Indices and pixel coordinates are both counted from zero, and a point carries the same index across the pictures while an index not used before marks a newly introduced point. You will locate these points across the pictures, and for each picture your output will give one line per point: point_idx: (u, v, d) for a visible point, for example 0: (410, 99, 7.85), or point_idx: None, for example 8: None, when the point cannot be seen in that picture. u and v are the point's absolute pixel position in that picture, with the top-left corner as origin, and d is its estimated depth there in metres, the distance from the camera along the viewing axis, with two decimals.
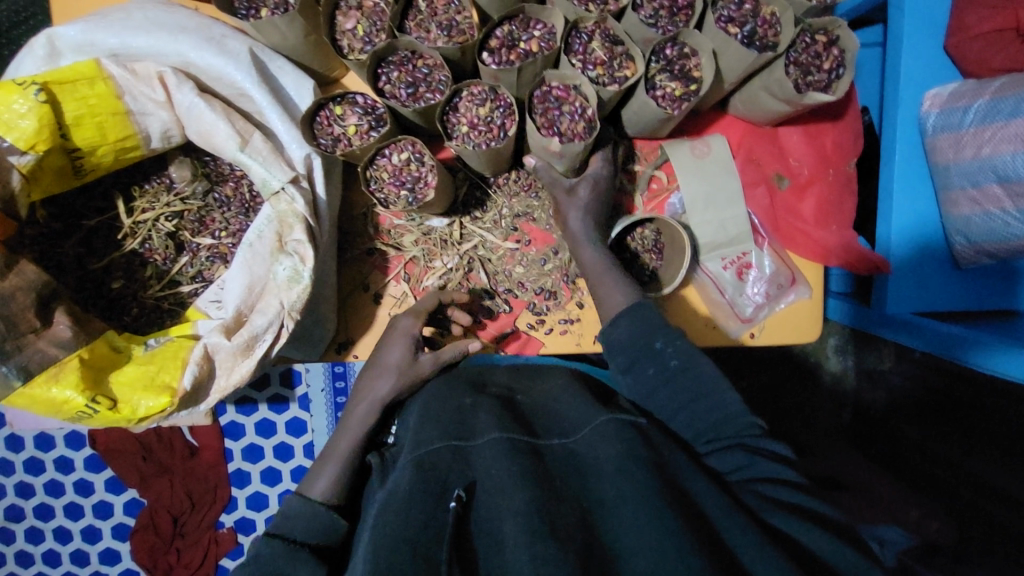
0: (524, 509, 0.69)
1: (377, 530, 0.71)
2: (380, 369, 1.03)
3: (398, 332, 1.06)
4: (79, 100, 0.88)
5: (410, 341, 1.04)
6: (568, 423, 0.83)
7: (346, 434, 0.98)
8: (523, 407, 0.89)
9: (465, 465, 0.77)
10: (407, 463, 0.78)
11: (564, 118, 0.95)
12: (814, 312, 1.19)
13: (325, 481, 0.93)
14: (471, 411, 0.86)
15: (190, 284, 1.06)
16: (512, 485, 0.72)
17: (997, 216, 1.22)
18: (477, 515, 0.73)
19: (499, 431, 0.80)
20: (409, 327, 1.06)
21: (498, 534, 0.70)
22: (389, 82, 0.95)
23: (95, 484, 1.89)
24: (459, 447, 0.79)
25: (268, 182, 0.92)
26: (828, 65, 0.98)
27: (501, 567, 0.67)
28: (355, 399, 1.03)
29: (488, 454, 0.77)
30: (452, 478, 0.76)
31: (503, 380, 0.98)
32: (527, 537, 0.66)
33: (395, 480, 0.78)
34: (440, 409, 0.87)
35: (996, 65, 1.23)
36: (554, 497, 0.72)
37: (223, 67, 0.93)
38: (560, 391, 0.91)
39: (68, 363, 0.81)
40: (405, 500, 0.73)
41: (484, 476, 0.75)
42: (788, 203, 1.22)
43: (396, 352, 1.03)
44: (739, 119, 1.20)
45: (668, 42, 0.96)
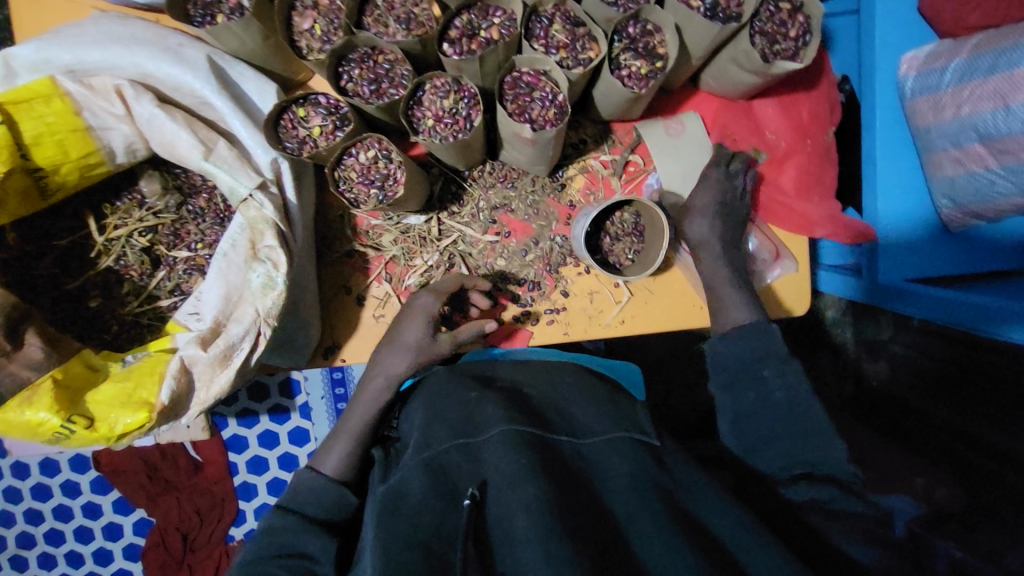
0: (535, 503, 0.67)
1: (383, 530, 0.69)
2: (394, 346, 1.00)
3: (417, 311, 1.01)
4: (35, 118, 0.86)
5: (430, 318, 1.00)
6: (590, 422, 0.83)
7: (356, 412, 0.98)
8: (534, 399, 0.86)
9: (474, 463, 0.76)
10: (416, 464, 0.76)
11: (536, 105, 0.93)
12: (803, 286, 1.17)
13: (337, 459, 0.94)
14: (477, 406, 0.84)
15: (169, 298, 1.06)
16: (522, 477, 0.70)
17: (982, 175, 1.19)
18: (489, 512, 0.71)
19: (505, 423, 0.77)
20: (427, 307, 1.01)
21: (509, 528, 0.68)
22: (351, 80, 0.94)
23: (102, 506, 1.89)
24: (468, 445, 0.78)
25: (236, 190, 0.91)
26: (794, 33, 0.97)
27: (513, 563, 0.65)
28: (369, 374, 1.01)
29: (495, 447, 0.75)
30: (463, 479, 0.75)
31: (509, 372, 0.95)
32: (538, 533, 0.64)
33: (401, 484, 0.76)
34: (446, 405, 0.85)
35: (972, 23, 1.20)
36: (563, 492, 0.70)
37: (181, 76, 0.91)
38: (571, 390, 0.90)
39: (40, 385, 0.81)
40: (417, 504, 0.71)
41: (492, 471, 0.73)
42: (768, 177, 1.20)
43: (415, 330, 1.00)
44: (712, 94, 1.18)
45: (630, 19, 0.95)
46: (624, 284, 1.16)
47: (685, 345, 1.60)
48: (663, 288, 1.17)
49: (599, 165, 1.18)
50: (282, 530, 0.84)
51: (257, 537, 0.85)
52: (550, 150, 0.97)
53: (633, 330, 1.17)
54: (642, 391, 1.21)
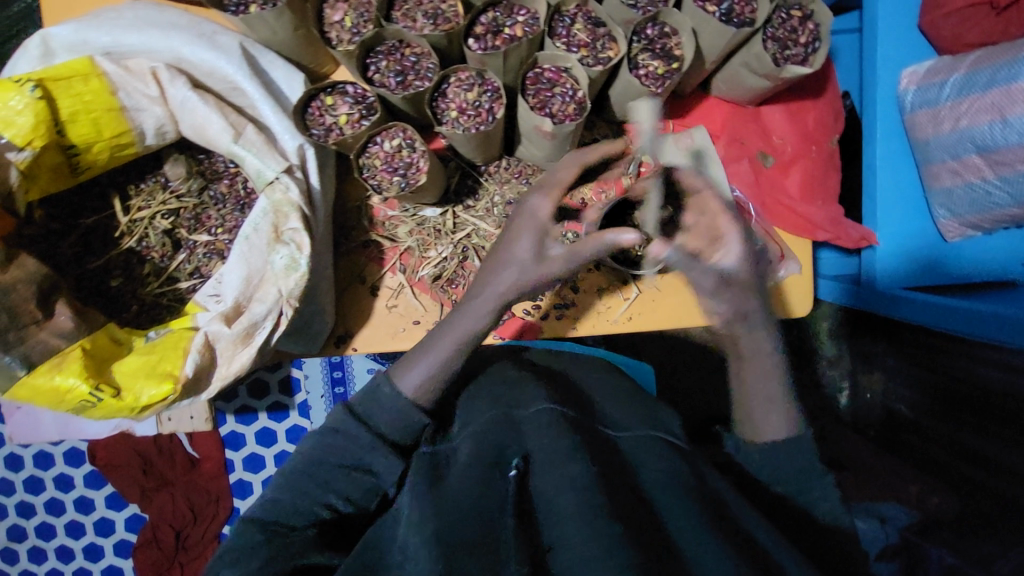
0: (581, 479, 0.68)
1: (430, 490, 0.72)
2: (505, 260, 0.91)
3: (526, 229, 0.92)
4: (73, 96, 0.89)
5: (543, 240, 0.91)
6: (620, 418, 0.85)
7: (446, 334, 0.91)
8: (568, 384, 0.92)
9: (517, 434, 0.79)
10: (464, 435, 0.82)
11: (556, 100, 0.97)
12: (805, 286, 1.18)
13: (420, 375, 0.89)
14: (521, 388, 0.88)
15: (188, 281, 1.08)
16: (568, 453, 0.72)
17: (979, 186, 1.24)
18: (536, 484, 0.73)
19: (547, 402, 0.81)
20: (538, 222, 0.92)
21: (554, 500, 0.69)
22: (378, 71, 0.98)
23: (96, 501, 1.88)
24: (512, 417, 0.82)
25: (262, 173, 0.94)
26: (804, 39, 1.02)
27: (559, 537, 0.65)
28: (477, 284, 0.93)
29: (537, 422, 0.79)
30: (510, 449, 0.78)
31: (544, 361, 1.02)
32: (584, 509, 0.65)
33: (449, 449, 0.81)
34: (494, 389, 0.90)
35: (970, 40, 1.26)
36: (606, 472, 0.71)
37: (215, 61, 0.95)
38: (604, 385, 0.94)
39: (70, 353, 0.82)
40: (466, 469, 0.74)
41: (538, 446, 0.76)
42: (773, 179, 1.24)
43: (527, 248, 0.91)
44: (722, 100, 1.22)
45: (649, 21, 1.00)
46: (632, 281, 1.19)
47: (684, 351, 1.63)
48: (668, 290, 1.19)
49: None
50: (354, 441, 0.82)
51: (321, 435, 0.83)
52: (567, 144, 1.00)
53: (640, 326, 1.19)
54: (654, 384, 1.24)
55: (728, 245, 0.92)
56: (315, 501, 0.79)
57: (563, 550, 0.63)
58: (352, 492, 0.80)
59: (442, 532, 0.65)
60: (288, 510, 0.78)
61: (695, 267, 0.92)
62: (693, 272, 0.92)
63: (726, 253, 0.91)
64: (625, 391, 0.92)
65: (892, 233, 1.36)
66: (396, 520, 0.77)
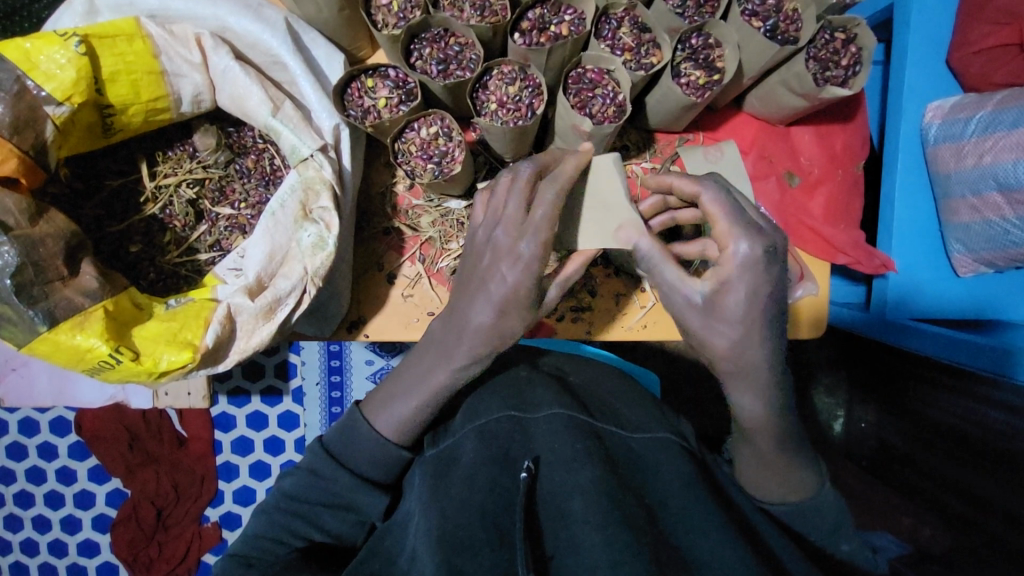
0: (592, 488, 0.68)
1: (437, 492, 0.72)
2: (476, 298, 0.77)
3: (490, 291, 0.76)
4: (116, 55, 0.89)
5: (519, 305, 0.75)
6: (636, 420, 0.84)
7: (417, 376, 0.84)
8: (576, 387, 0.91)
9: (525, 437, 0.78)
10: (468, 432, 0.80)
11: (597, 100, 0.97)
12: (821, 308, 1.18)
13: (403, 414, 0.84)
14: (528, 387, 0.88)
15: (207, 253, 1.07)
16: (579, 461, 0.71)
17: (997, 223, 1.25)
18: (544, 486, 0.71)
19: (558, 407, 0.80)
20: (507, 284, 0.75)
21: (564, 507, 0.68)
22: (421, 58, 0.98)
23: (79, 472, 1.85)
24: (519, 419, 0.80)
25: (297, 149, 0.93)
26: (846, 62, 1.04)
27: (570, 543, 0.64)
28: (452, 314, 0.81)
29: (547, 426, 0.78)
30: (516, 451, 0.76)
31: (555, 361, 1.02)
32: (598, 516, 0.64)
33: (453, 448, 0.79)
34: (500, 386, 0.89)
35: (997, 80, 1.25)
36: (620, 480, 0.70)
37: (260, 34, 0.94)
38: (612, 387, 0.93)
39: (93, 313, 0.82)
40: (472, 469, 0.73)
41: (546, 449, 0.75)
42: (798, 201, 1.23)
43: (487, 312, 0.76)
44: (754, 117, 1.21)
45: (694, 31, 1.01)
46: (650, 289, 1.19)
47: (687, 365, 1.63)
48: None
49: (639, 171, 1.17)
50: (332, 483, 0.82)
51: (299, 471, 0.84)
52: (601, 146, 1.00)
53: (651, 334, 1.19)
54: (658, 391, 1.24)
55: (723, 265, 0.68)
56: (293, 531, 0.81)
57: (574, 559, 0.63)
58: (334, 526, 0.83)
59: (449, 537, 0.64)
60: (270, 536, 0.79)
61: (664, 267, 0.74)
62: (660, 275, 0.75)
63: (714, 277, 0.69)
64: (635, 394, 0.92)
65: (908, 264, 1.34)
66: (404, 518, 0.77)
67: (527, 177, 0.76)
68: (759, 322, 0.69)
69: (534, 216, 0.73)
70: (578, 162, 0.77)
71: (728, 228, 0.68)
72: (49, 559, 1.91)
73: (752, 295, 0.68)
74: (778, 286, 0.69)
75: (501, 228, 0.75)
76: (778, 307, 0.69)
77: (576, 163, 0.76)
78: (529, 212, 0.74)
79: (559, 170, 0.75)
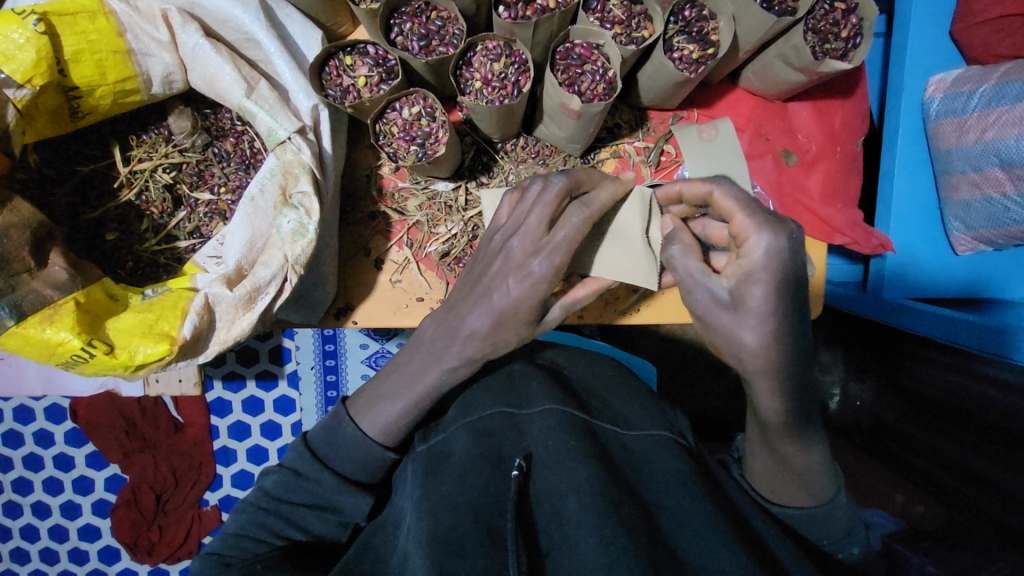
0: (587, 486, 0.66)
1: (428, 488, 0.70)
2: (473, 290, 0.79)
3: (493, 301, 0.78)
4: (77, 33, 0.84)
5: (518, 320, 0.78)
6: (629, 416, 0.82)
7: (404, 372, 0.83)
8: (573, 383, 0.89)
9: (518, 434, 0.76)
10: (460, 427, 0.78)
11: (585, 77, 0.94)
12: (816, 291, 1.14)
13: (388, 420, 0.82)
14: (523, 381, 0.86)
15: (187, 240, 1.03)
16: (573, 459, 0.69)
17: (997, 201, 1.22)
18: (536, 485, 0.70)
19: (552, 403, 0.79)
20: (512, 299, 0.77)
21: (558, 507, 0.66)
22: (401, 34, 0.94)
23: (75, 459, 1.85)
24: (513, 415, 0.79)
25: (274, 132, 0.89)
26: (845, 33, 1.00)
27: (564, 543, 0.63)
28: (449, 307, 0.82)
29: (541, 423, 0.76)
30: (509, 448, 0.74)
31: (548, 353, 1.00)
32: (593, 517, 0.63)
33: (444, 443, 0.77)
34: (493, 381, 0.88)
35: (1002, 52, 1.20)
36: (615, 479, 0.69)
37: (231, 10, 0.90)
38: (608, 381, 0.91)
39: (63, 306, 0.80)
40: (463, 465, 0.71)
41: (540, 447, 0.73)
42: (795, 179, 1.19)
43: (480, 315, 0.79)
44: (750, 93, 1.16)
45: (688, 3, 0.97)
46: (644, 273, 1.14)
47: (683, 346, 1.61)
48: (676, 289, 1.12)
49: (632, 151, 1.13)
50: (316, 485, 0.81)
51: (281, 466, 0.82)
52: (592, 126, 0.97)
53: (648, 318, 1.13)
54: (654, 382, 1.22)
55: (744, 258, 0.68)
56: (274, 530, 0.80)
57: (567, 558, 0.61)
58: (313, 525, 0.81)
59: (439, 534, 0.62)
60: (248, 536, 0.79)
61: (687, 262, 0.77)
62: (682, 267, 0.77)
63: (735, 270, 0.70)
64: (630, 388, 0.90)
65: (906, 246, 1.31)
66: (396, 514, 0.75)
67: (559, 190, 0.77)
68: (779, 319, 0.68)
69: (557, 236, 0.76)
70: (610, 194, 0.82)
71: (749, 225, 0.69)
72: (50, 544, 1.91)
73: (772, 286, 0.68)
74: (795, 286, 0.68)
75: (519, 239, 0.77)
76: (791, 301, 0.68)
77: (610, 195, 0.82)
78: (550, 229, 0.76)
79: (594, 197, 0.80)
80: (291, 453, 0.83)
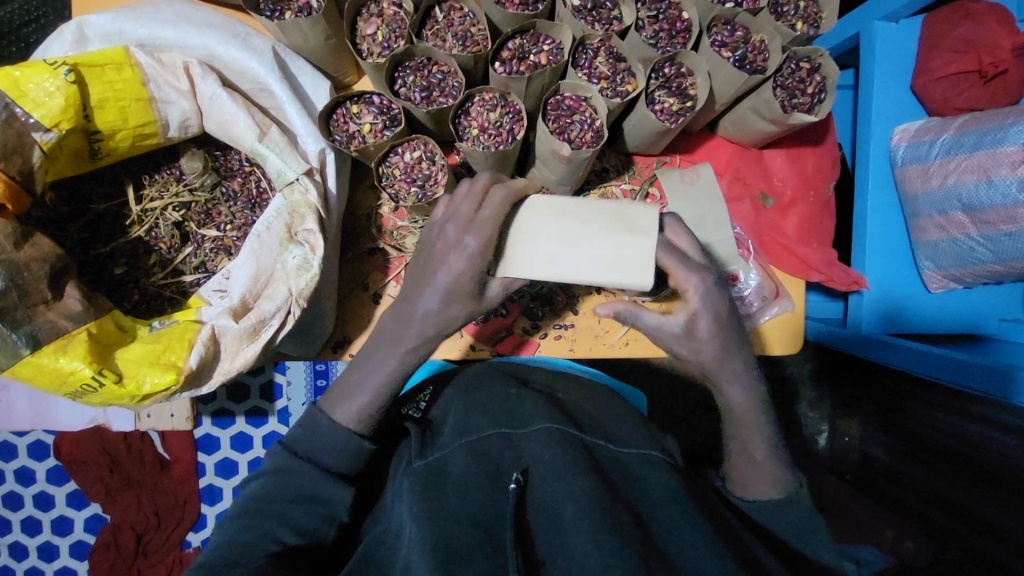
0: (583, 496, 0.69)
1: (428, 501, 0.72)
2: (421, 276, 0.84)
3: (439, 279, 0.83)
4: (104, 82, 0.91)
5: (462, 292, 0.83)
6: (622, 435, 0.85)
7: (370, 369, 0.86)
8: (566, 403, 0.91)
9: (515, 452, 0.78)
10: (458, 446, 0.80)
11: (575, 126, 1.01)
12: (797, 325, 1.20)
13: (354, 409, 0.85)
14: (517, 401, 0.87)
15: (193, 274, 1.08)
16: (570, 472, 0.72)
17: (963, 241, 1.28)
18: (534, 497, 0.73)
19: (549, 422, 0.80)
20: (454, 273, 0.82)
21: (556, 515, 0.69)
22: (405, 85, 1.01)
23: (56, 498, 1.82)
24: (510, 435, 0.80)
25: (283, 173, 0.95)
26: (811, 90, 1.09)
27: (562, 549, 0.66)
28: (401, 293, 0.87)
29: (538, 440, 0.78)
30: (507, 463, 0.77)
31: (541, 377, 1.00)
32: (589, 523, 0.66)
33: (442, 460, 0.79)
34: (486, 398, 0.88)
35: (959, 105, 1.30)
36: (609, 491, 0.72)
37: (248, 62, 0.98)
38: (601, 404, 0.93)
39: (77, 336, 0.83)
40: (464, 481, 0.74)
41: (536, 462, 0.76)
42: (772, 220, 1.26)
43: (434, 299, 0.83)
44: (727, 140, 1.25)
45: (667, 61, 1.06)
46: (631, 307, 1.20)
47: (670, 381, 1.65)
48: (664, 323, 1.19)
49: (619, 193, 1.20)
50: (302, 478, 0.79)
51: (263, 474, 0.81)
52: (581, 170, 1.04)
53: (637, 352, 1.19)
54: (645, 409, 1.25)
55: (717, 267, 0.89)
56: (266, 535, 0.74)
57: (565, 565, 0.64)
58: (304, 521, 0.77)
59: (442, 542, 0.65)
60: (241, 541, 0.73)
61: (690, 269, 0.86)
62: (682, 275, 0.86)
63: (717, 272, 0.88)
64: (621, 411, 0.92)
65: (882, 280, 1.37)
66: (392, 530, 0.76)
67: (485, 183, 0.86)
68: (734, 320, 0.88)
69: (480, 214, 0.83)
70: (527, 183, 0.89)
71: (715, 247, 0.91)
72: None
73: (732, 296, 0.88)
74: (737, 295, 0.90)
75: (452, 223, 0.83)
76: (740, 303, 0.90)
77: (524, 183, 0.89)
78: (476, 210, 0.84)
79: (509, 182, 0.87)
80: (271, 459, 0.81)
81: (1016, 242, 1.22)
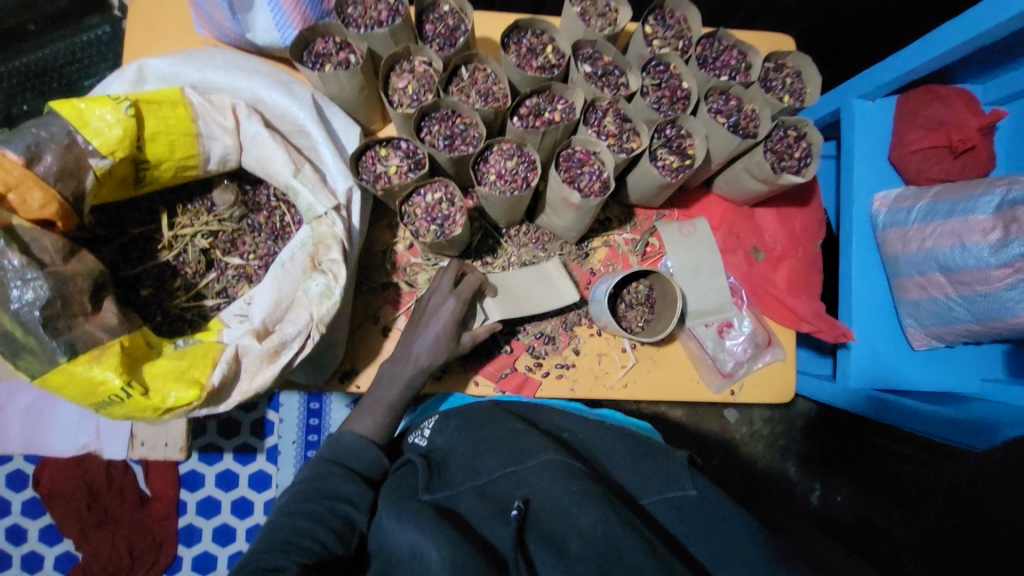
0: (589, 527, 0.71)
1: (432, 527, 0.73)
2: (418, 329, 1.05)
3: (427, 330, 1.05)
4: (159, 118, 0.99)
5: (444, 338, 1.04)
6: (626, 477, 0.86)
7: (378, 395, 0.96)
8: (572, 443, 0.93)
9: (520, 487, 0.81)
10: (467, 490, 0.84)
11: (584, 176, 1.11)
12: (787, 374, 1.28)
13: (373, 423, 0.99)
14: (522, 437, 0.89)
15: (214, 299, 1.12)
16: (574, 504, 0.74)
17: (944, 301, 1.35)
18: (537, 526, 0.75)
19: (550, 456, 0.83)
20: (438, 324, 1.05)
21: (562, 545, 0.72)
22: (430, 133, 1.11)
23: (29, 532, 1.76)
24: (516, 471, 0.83)
25: (313, 207, 1.02)
26: (798, 154, 1.20)
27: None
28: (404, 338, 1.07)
29: (541, 474, 0.81)
30: (512, 496, 0.80)
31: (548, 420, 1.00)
32: (595, 553, 0.68)
33: (451, 500, 0.82)
34: (495, 437, 0.91)
35: (933, 176, 1.42)
36: (617, 518, 0.72)
37: (288, 106, 1.08)
38: (606, 441, 0.93)
39: (110, 348, 0.86)
40: (475, 518, 0.78)
41: (539, 495, 0.78)
42: (764, 273, 1.34)
43: (424, 344, 1.04)
44: (721, 198, 1.35)
45: (669, 123, 1.16)
46: (630, 349, 1.25)
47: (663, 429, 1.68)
48: (661, 367, 1.25)
49: (621, 242, 1.29)
50: (329, 481, 0.87)
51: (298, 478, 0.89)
52: (589, 217, 1.12)
53: (635, 393, 1.24)
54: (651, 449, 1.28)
55: None
56: (298, 530, 0.78)
57: None
58: (333, 521, 0.82)
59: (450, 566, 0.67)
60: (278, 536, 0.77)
61: None
62: None
63: None
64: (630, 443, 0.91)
65: (868, 336, 1.44)
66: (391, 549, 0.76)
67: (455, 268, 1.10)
68: None
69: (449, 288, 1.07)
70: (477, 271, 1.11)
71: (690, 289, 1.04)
72: None
73: None
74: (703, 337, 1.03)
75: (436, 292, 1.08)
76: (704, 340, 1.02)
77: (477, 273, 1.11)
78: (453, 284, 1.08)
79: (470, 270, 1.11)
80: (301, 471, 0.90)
81: (991, 303, 1.30)
